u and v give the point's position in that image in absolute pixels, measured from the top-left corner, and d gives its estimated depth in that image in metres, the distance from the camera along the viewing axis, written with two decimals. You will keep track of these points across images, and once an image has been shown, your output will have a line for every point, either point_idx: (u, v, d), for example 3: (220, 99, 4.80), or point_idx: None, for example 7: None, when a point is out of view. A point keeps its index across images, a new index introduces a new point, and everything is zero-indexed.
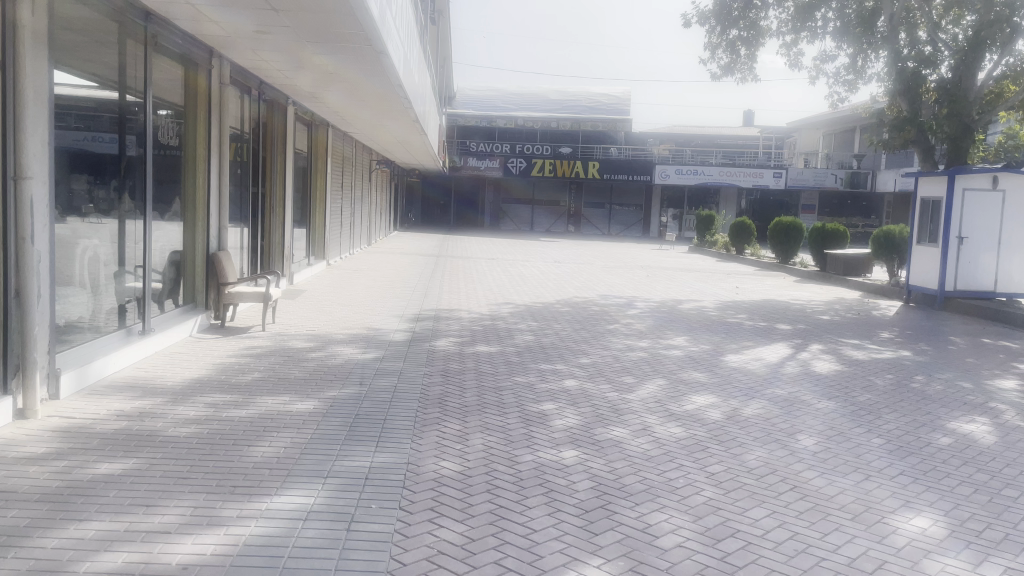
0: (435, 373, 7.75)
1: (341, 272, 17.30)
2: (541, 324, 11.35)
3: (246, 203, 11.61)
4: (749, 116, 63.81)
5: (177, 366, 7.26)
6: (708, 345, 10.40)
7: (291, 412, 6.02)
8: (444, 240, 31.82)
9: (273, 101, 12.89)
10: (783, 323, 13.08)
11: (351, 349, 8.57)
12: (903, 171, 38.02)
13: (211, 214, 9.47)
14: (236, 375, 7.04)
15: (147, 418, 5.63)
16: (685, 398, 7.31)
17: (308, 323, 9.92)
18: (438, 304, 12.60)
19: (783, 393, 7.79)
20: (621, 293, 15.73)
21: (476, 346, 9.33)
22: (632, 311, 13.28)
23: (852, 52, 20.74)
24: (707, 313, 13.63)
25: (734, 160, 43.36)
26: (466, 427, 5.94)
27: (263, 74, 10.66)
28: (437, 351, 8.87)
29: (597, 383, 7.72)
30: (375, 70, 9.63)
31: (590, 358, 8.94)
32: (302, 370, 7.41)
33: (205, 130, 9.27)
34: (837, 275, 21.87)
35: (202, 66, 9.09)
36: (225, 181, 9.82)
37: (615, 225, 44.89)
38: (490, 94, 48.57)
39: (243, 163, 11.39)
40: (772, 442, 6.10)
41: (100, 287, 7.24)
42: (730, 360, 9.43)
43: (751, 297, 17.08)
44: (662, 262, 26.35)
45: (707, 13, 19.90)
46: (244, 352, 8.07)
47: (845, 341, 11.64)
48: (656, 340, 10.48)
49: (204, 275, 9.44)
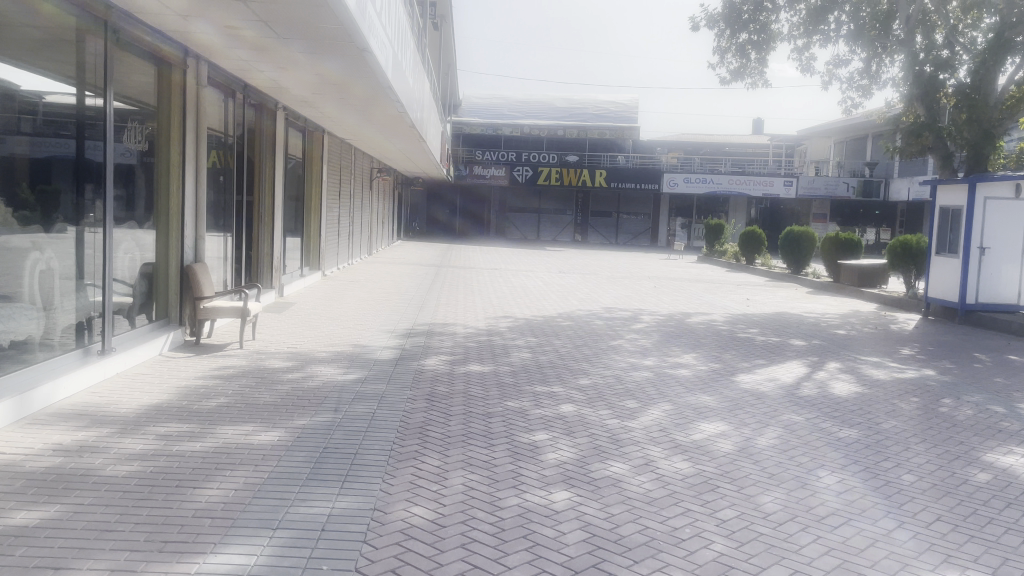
0: (420, 396, 7.12)
1: (338, 283, 16.73)
2: (539, 340, 10.69)
3: (228, 211, 11.02)
4: (758, 125, 63.46)
5: (138, 390, 6.66)
6: (717, 363, 9.73)
7: (252, 445, 5.41)
8: (449, 249, 31.29)
9: (260, 105, 12.33)
10: (796, 339, 12.39)
11: (332, 369, 7.95)
12: (917, 179, 37.18)
13: (186, 224, 8.87)
14: (199, 401, 6.42)
15: (86, 453, 5.03)
16: (692, 427, 6.64)
17: (290, 340, 9.31)
18: (433, 318, 11.98)
19: (800, 420, 7.11)
20: (627, 306, 15.07)
21: (468, 365, 8.69)
22: (637, 325, 12.61)
23: (867, 56, 20.08)
24: (717, 328, 12.96)
25: (744, 168, 42.69)
26: (446, 463, 5.30)
27: (245, 75, 10.08)
28: (425, 371, 8.22)
29: (596, 409, 7.06)
30: (362, 71, 9.04)
31: (589, 379, 8.28)
32: (273, 394, 6.79)
33: (180, 134, 8.68)
34: (852, 286, 21.15)
35: (176, 67, 8.51)
36: (203, 190, 9.22)
37: (623, 235, 44.36)
38: (496, 101, 48.16)
39: (225, 170, 10.81)
40: (790, 480, 5.43)
41: (54, 304, 6.64)
42: (741, 380, 8.76)
43: (762, 309, 16.41)
44: (671, 272, 25.68)
45: (716, 16, 19.27)
46: (214, 373, 7.46)
47: (864, 358, 10.94)
48: (662, 358, 9.81)
49: (178, 288, 8.83)
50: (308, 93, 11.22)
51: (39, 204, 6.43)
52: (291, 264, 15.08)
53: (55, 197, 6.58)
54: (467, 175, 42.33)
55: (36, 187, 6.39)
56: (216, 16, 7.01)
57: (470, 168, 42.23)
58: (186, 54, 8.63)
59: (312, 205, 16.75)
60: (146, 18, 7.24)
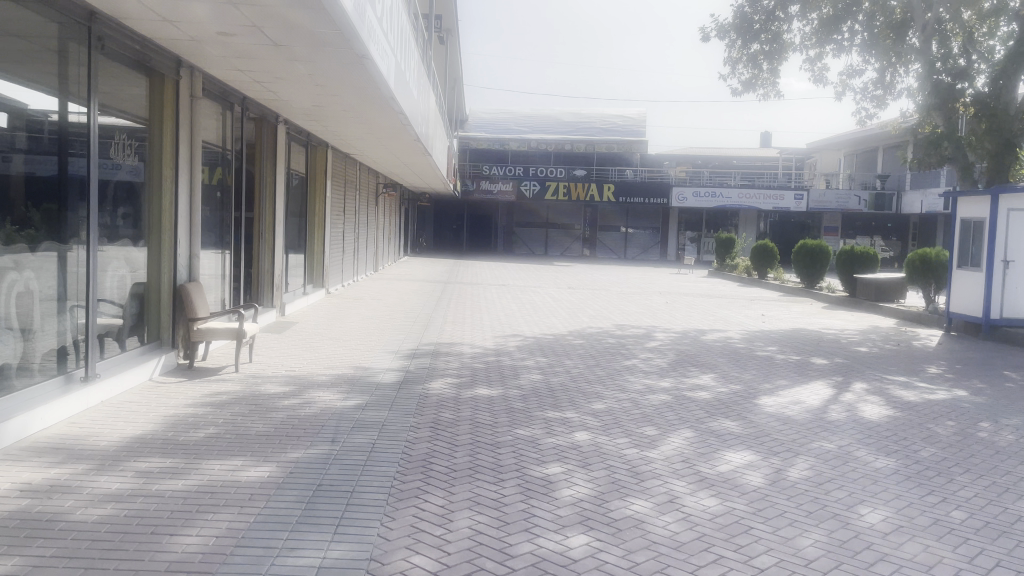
0: (423, 424, 6.66)
1: (343, 301, 16.35)
2: (550, 360, 10.22)
3: (226, 227, 10.62)
4: (766, 138, 63.21)
5: (122, 419, 6.23)
6: (737, 385, 9.25)
7: (240, 483, 4.95)
8: (456, 265, 30.99)
9: (261, 118, 11.99)
10: (818, 357, 11.87)
11: (331, 394, 7.50)
12: (930, 192, 36.59)
13: (179, 241, 8.47)
14: (187, 431, 5.99)
15: (56, 494, 4.59)
16: (717, 457, 6.15)
17: (288, 362, 8.89)
18: (439, 337, 11.55)
19: (832, 448, 6.61)
20: (639, 323, 14.60)
21: (475, 388, 8.22)
22: (651, 343, 12.12)
23: (882, 65, 19.64)
24: (734, 346, 12.48)
25: (754, 181, 42.19)
26: (451, 504, 4.82)
27: (243, 87, 9.74)
28: (429, 396, 7.75)
29: (613, 437, 6.59)
30: (363, 81, 8.64)
31: (604, 404, 7.79)
32: (266, 424, 6.34)
33: (172, 148, 8.30)
34: (869, 301, 20.64)
35: (169, 78, 8.16)
36: (197, 205, 8.82)
37: (631, 250, 43.95)
38: (503, 116, 47.91)
39: (223, 185, 10.43)
40: (829, 519, 4.94)
41: (34, 327, 6.21)
42: (765, 403, 8.28)
43: (778, 326, 15.90)
44: (682, 287, 25.22)
45: (726, 26, 18.86)
46: (206, 400, 7.03)
47: (891, 378, 10.43)
48: (679, 379, 9.33)
49: (171, 310, 8.41)
50: (309, 106, 10.86)
51: (27, 221, 6.09)
52: (294, 281, 14.70)
53: (52, 217, 6.36)
54: (474, 191, 42.05)
55: (40, 206, 6.22)
56: (207, 22, 6.64)
57: (477, 183, 41.94)
58: (179, 64, 8.28)
59: (315, 220, 16.37)
60: (133, 24, 6.86)
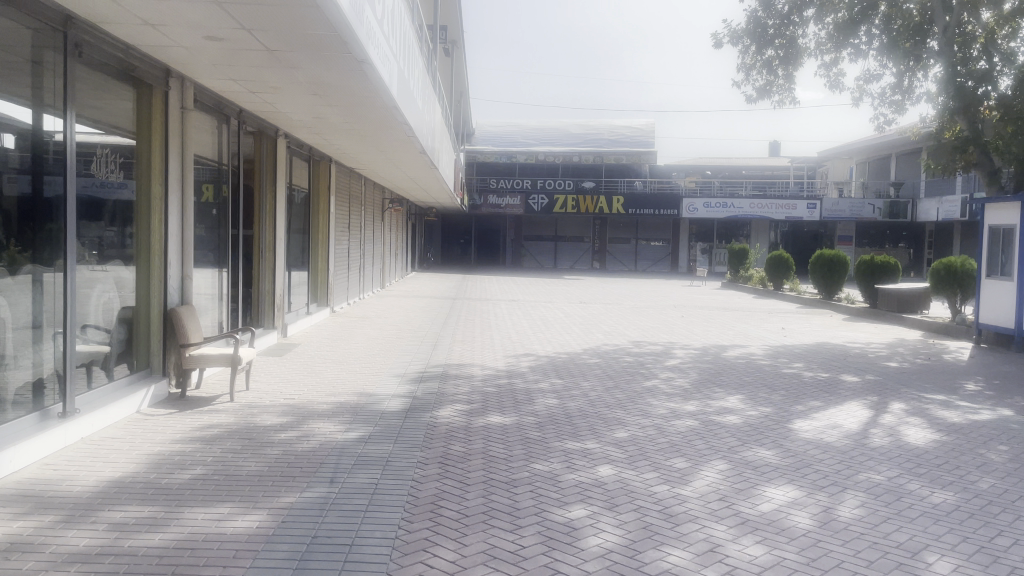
0: (432, 459, 6.08)
1: (349, 320, 15.83)
2: (566, 382, 9.63)
3: (222, 246, 10.10)
4: (775, 147, 62.85)
5: (102, 459, 5.69)
6: (767, 407, 8.64)
7: (225, 535, 4.40)
8: (466, 280, 30.51)
9: (260, 131, 11.53)
10: (848, 375, 11.22)
11: (331, 426, 6.94)
12: (946, 199, 35.72)
13: (170, 262, 7.96)
14: (172, 473, 5.45)
15: (15, 554, 4.05)
16: (757, 494, 5.54)
17: (288, 389, 8.33)
18: (448, 358, 10.98)
19: (881, 481, 5.99)
20: (657, 339, 14.00)
21: (487, 415, 7.64)
22: (671, 362, 11.52)
23: (901, 69, 19.13)
24: (758, 363, 11.86)
25: (765, 190, 41.54)
26: (463, 559, 4.24)
27: (238, 98, 9.27)
28: (438, 425, 7.18)
29: (641, 471, 6.00)
30: (363, 89, 8.13)
31: (627, 432, 7.20)
32: (259, 462, 5.79)
33: (161, 164, 7.81)
34: (891, 312, 20.00)
35: (156, 88, 7.69)
36: (190, 224, 8.31)
37: (642, 262, 43.40)
38: (509, 129, 47.54)
39: (219, 202, 9.94)
40: (892, 569, 4.34)
41: (6, 359, 5.67)
42: (800, 429, 7.67)
43: (800, 340, 15.28)
44: (697, 300, 24.62)
45: (739, 32, 18.33)
46: (196, 435, 6.47)
47: (930, 397, 9.77)
48: (705, 402, 8.72)
49: (161, 335, 7.89)
50: (309, 118, 10.38)
51: (21, 241, 5.77)
52: (297, 300, 14.19)
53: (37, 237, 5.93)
54: (482, 205, 41.65)
55: (24, 225, 5.80)
56: (193, 25, 6.14)
57: (484, 197, 41.51)
58: (168, 73, 7.80)
59: (319, 237, 15.88)
60: (114, 28, 6.36)
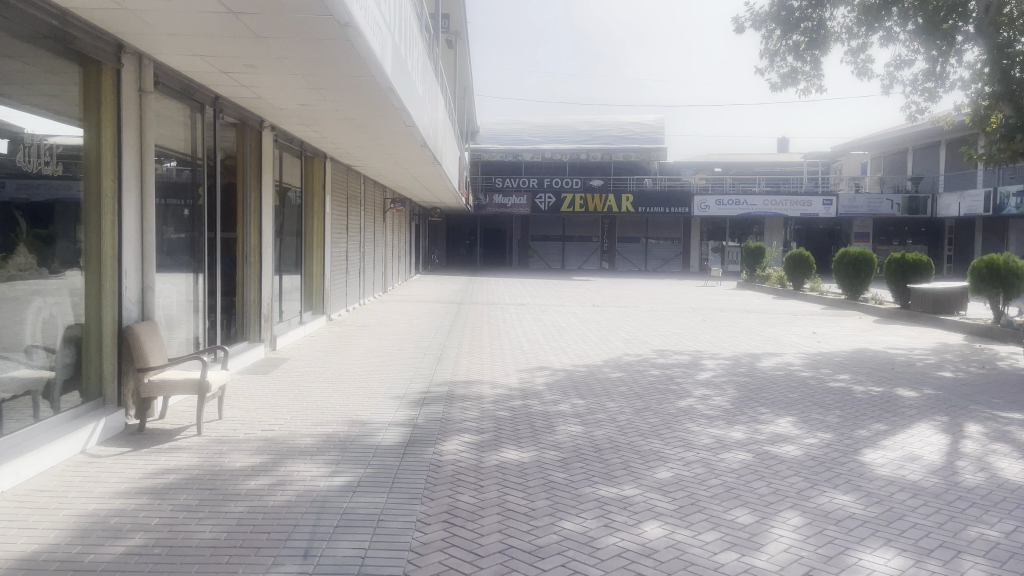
0: (437, 517, 4.87)
1: (346, 328, 14.66)
2: (589, 403, 8.40)
3: (197, 250, 8.89)
4: (784, 143, 61.80)
5: (15, 526, 4.51)
6: (827, 433, 7.42)
7: None
8: (472, 283, 29.35)
9: (243, 122, 10.34)
10: (904, 389, 9.94)
11: (313, 468, 5.74)
12: (966, 193, 34.21)
13: (126, 270, 6.76)
14: (102, 546, 4.26)
15: None
16: (853, 566, 4.31)
17: (270, 418, 7.13)
18: (454, 374, 9.78)
19: (1001, 542, 4.75)
20: (682, 348, 12.79)
21: (500, 450, 6.42)
22: (702, 376, 10.28)
23: (933, 54, 17.90)
24: (799, 375, 10.65)
25: (779, 187, 40.22)
26: None
27: (210, 81, 8.08)
28: (443, 465, 5.97)
29: (698, 530, 4.78)
30: (350, 63, 6.88)
31: (670, 471, 5.96)
32: (216, 525, 4.58)
33: (113, 154, 6.59)
34: (926, 313, 18.75)
35: (106, 65, 6.51)
36: (152, 226, 7.10)
37: (652, 261, 42.15)
38: (515, 127, 46.31)
39: (192, 202, 8.73)
40: None
41: None
42: (874, 463, 6.44)
43: (837, 346, 13.98)
44: (716, 302, 23.39)
45: (763, 16, 17.08)
46: (146, 485, 5.27)
47: (1007, 416, 8.52)
48: (752, 428, 7.49)
49: (116, 355, 6.69)
50: (296, 104, 9.19)
51: None
52: (289, 308, 13.02)
53: None
54: (486, 205, 40.44)
55: None
56: None
57: (490, 197, 40.42)
58: (120, 48, 6.63)
59: (316, 239, 14.68)
60: None
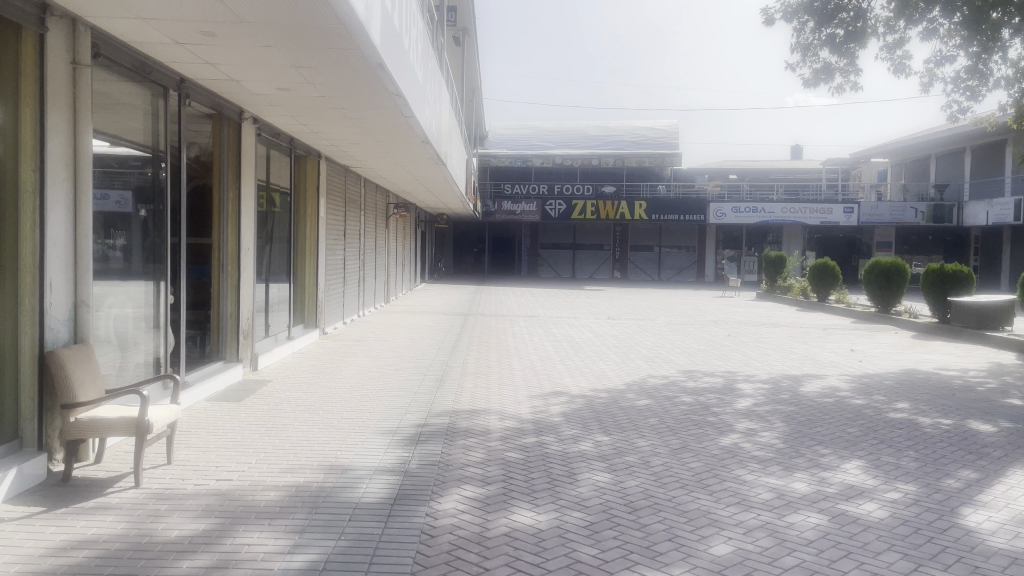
0: None
1: (341, 343, 13.40)
2: (616, 440, 7.08)
3: (160, 259, 7.60)
4: (796, 151, 60.56)
5: None
6: (909, 483, 6.08)
7: None
8: (480, 292, 28.10)
9: (217, 112, 9.10)
10: (977, 421, 8.54)
11: (269, 541, 4.42)
12: (995, 201, 32.61)
13: (51, 282, 5.53)
14: None
15: None
16: None
17: (231, 463, 5.87)
18: (456, 402, 8.47)
19: None
20: (712, 370, 11.48)
21: (511, 511, 5.09)
22: (742, 405, 8.92)
23: (976, 50, 16.55)
24: (851, 403, 9.27)
25: (797, 193, 38.78)
26: None
27: (169, 56, 6.83)
28: (438, 534, 4.65)
29: None
30: (332, 29, 5.65)
31: (729, 544, 4.64)
32: None
33: (34, 140, 5.34)
34: (968, 330, 17.34)
35: (27, 29, 5.27)
36: (89, 229, 5.89)
37: (666, 271, 40.83)
38: (525, 132, 45.08)
39: (155, 203, 7.42)
40: None
41: None
42: (983, 530, 5.08)
43: (882, 367, 12.57)
44: (739, 315, 22.04)
45: (794, 8, 15.87)
46: (41, 570, 3.98)
47: None
48: (817, 477, 6.14)
49: (36, 385, 5.43)
50: (274, 87, 7.93)
51: None
52: (276, 323, 11.75)
53: None
54: (495, 212, 39.20)
55: None
56: None
57: (499, 203, 39.19)
58: (45, 10, 5.39)
59: (307, 245, 13.44)
60: None
